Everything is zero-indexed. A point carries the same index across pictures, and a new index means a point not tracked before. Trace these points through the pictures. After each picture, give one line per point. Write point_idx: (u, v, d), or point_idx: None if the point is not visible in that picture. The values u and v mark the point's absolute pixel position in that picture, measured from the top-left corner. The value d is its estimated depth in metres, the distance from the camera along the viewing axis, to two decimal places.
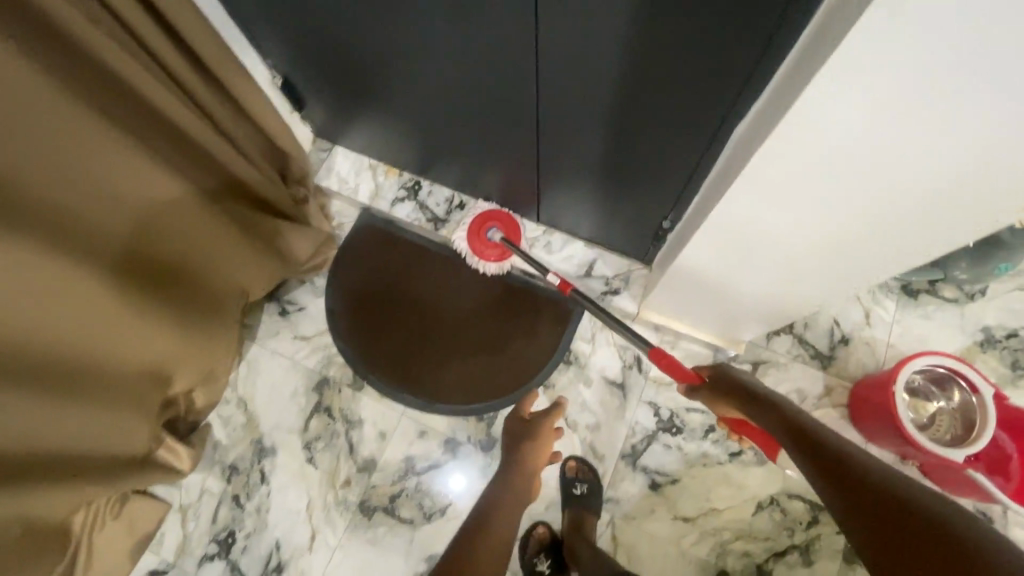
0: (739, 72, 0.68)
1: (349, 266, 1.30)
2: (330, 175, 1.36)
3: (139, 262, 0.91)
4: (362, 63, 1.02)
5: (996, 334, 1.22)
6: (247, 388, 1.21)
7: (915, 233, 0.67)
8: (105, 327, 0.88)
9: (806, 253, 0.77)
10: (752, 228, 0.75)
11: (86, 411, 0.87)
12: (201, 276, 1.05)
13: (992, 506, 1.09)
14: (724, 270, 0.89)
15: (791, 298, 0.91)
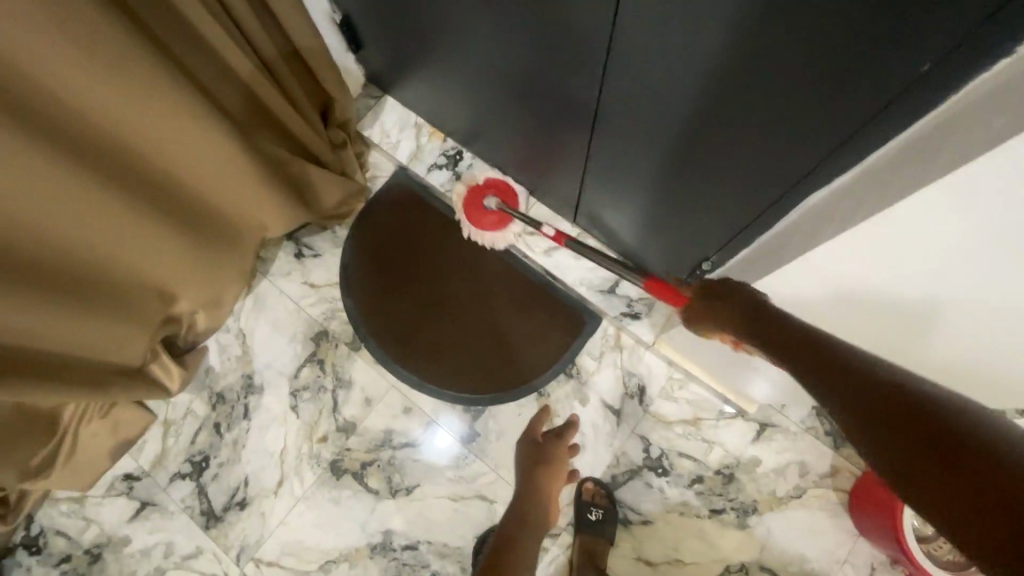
0: (822, 140, 0.57)
1: (374, 222, 1.26)
2: (373, 126, 1.31)
3: (161, 186, 0.90)
4: (419, 16, 0.93)
5: None
6: (249, 323, 1.23)
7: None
8: (117, 243, 0.89)
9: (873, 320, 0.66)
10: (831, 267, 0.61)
11: (85, 321, 0.90)
12: (222, 209, 1.04)
13: None
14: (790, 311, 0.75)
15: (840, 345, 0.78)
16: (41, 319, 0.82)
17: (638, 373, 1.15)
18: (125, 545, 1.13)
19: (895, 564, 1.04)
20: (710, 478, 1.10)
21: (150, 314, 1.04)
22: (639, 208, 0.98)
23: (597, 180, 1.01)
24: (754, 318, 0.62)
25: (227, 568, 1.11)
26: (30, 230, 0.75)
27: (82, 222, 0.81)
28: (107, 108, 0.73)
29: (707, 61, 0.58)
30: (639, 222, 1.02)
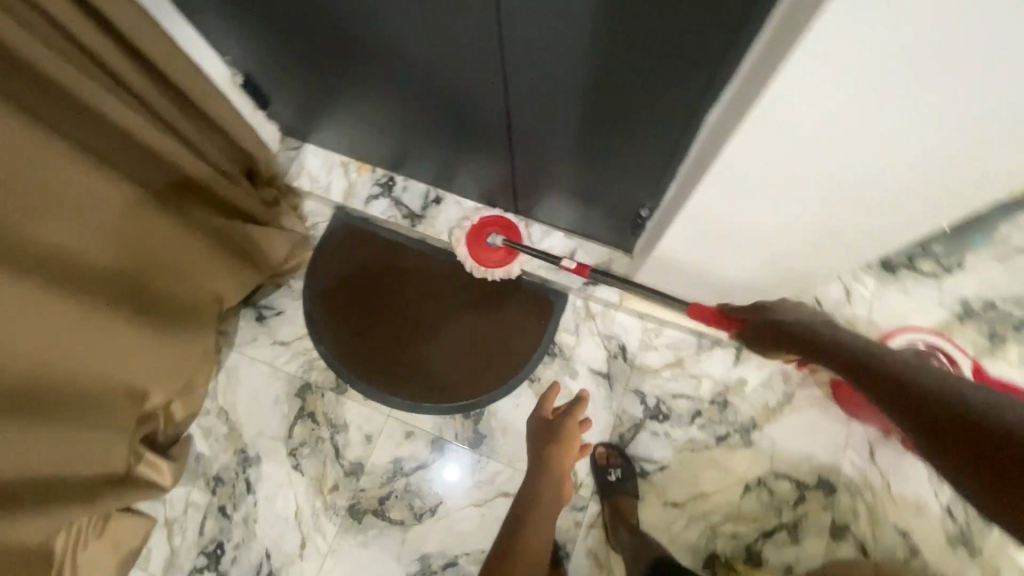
0: (702, 59, 0.65)
1: (326, 269, 1.28)
2: (300, 175, 1.32)
3: (119, 283, 0.91)
4: (319, 55, 0.98)
5: (974, 306, 1.22)
6: (229, 398, 1.21)
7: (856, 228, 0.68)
8: (90, 348, 0.89)
9: (751, 242, 0.76)
10: (721, 209, 0.71)
11: (70, 434, 0.88)
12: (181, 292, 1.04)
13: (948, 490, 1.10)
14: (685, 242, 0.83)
15: (771, 274, 0.86)
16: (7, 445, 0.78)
17: (615, 334, 1.21)
18: None
19: (889, 434, 1.12)
20: (707, 409, 1.16)
21: (129, 415, 1.01)
22: (568, 180, 1.04)
23: (525, 165, 1.07)
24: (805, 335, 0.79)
25: None
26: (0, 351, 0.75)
27: (51, 335, 0.81)
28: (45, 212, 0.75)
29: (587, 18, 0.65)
30: (573, 194, 1.08)
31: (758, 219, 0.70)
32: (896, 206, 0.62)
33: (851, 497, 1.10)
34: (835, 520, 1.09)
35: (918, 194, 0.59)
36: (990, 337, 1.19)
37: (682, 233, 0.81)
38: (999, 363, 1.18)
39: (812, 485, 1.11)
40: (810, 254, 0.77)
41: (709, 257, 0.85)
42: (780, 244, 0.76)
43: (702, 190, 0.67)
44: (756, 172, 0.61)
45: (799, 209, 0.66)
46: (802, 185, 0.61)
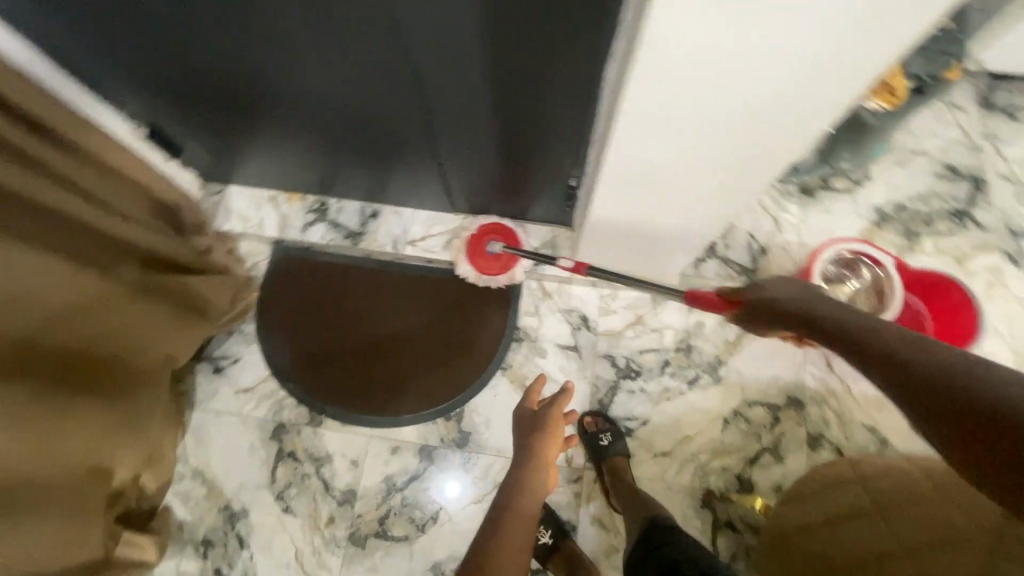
0: (587, 29, 0.68)
1: (277, 307, 1.25)
2: (230, 218, 1.30)
3: (54, 361, 0.87)
4: (221, 91, 0.97)
5: (888, 211, 1.33)
6: (201, 458, 1.17)
7: (746, 170, 0.76)
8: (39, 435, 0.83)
9: (665, 193, 0.83)
10: (636, 162, 0.75)
11: (38, 526, 0.83)
12: (126, 359, 1.00)
13: None
14: (608, 205, 0.89)
15: (701, 216, 0.90)
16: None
17: (574, 307, 1.24)
18: None
19: None
20: (674, 357, 1.21)
21: (97, 498, 0.96)
22: (495, 167, 1.07)
23: (451, 161, 1.08)
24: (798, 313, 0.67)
25: None
26: None
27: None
28: None
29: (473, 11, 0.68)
30: (504, 181, 1.11)
31: (672, 164, 0.75)
32: (790, 129, 0.67)
33: (819, 407, 1.17)
34: (809, 432, 1.16)
35: (806, 115, 0.64)
36: (907, 235, 1.30)
37: (609, 193, 0.85)
38: (919, 257, 1.29)
39: (783, 405, 1.17)
40: (730, 191, 0.82)
41: (639, 211, 0.89)
42: (700, 185, 0.80)
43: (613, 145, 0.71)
44: (656, 118, 0.65)
45: (694, 157, 0.73)
46: (697, 129, 0.67)
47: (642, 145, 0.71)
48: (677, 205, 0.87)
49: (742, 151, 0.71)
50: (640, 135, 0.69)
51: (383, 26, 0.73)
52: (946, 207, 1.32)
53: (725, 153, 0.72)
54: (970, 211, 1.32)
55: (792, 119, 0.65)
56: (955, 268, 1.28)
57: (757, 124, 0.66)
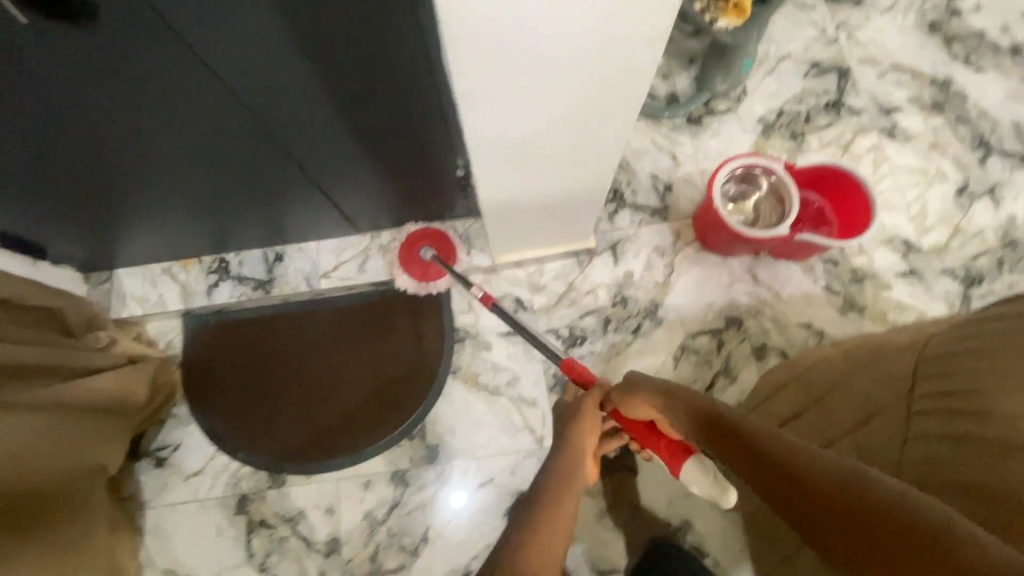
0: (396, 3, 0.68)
1: (204, 378, 1.19)
2: (126, 303, 1.21)
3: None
4: (61, 166, 0.90)
5: (771, 119, 1.38)
6: (169, 556, 1.10)
7: (608, 116, 0.76)
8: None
9: (543, 153, 0.83)
10: (498, 125, 0.75)
11: None
12: (60, 482, 0.93)
13: (824, 273, 1.25)
14: (494, 181, 0.88)
15: (588, 172, 0.90)
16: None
17: (505, 292, 1.24)
18: None
19: (759, 254, 1.26)
20: (612, 313, 1.23)
21: None
22: (382, 179, 1.04)
23: (336, 184, 1.05)
24: (675, 390, 0.71)
25: None
26: None
27: None
28: None
29: (282, 10, 0.66)
30: (396, 190, 1.09)
31: (532, 121, 0.75)
32: (629, 63, 0.67)
33: (756, 320, 1.22)
34: (753, 345, 1.20)
35: (637, 45, 0.65)
36: (794, 137, 1.36)
37: (488, 165, 0.84)
38: (810, 154, 1.35)
39: (723, 327, 1.22)
40: (604, 140, 0.82)
41: (527, 176, 0.89)
42: (572, 138, 0.80)
43: (466, 111, 0.71)
44: (494, 73, 0.65)
45: (551, 109, 0.73)
46: (540, 76, 0.67)
47: (494, 105, 0.71)
48: (560, 164, 0.86)
49: (594, 93, 0.71)
50: (486, 94, 0.69)
51: (195, 50, 0.70)
52: (821, 102, 1.39)
53: (579, 99, 0.72)
54: (843, 99, 1.39)
55: (626, 51, 0.65)
56: (843, 156, 1.34)
57: (594, 62, 0.66)
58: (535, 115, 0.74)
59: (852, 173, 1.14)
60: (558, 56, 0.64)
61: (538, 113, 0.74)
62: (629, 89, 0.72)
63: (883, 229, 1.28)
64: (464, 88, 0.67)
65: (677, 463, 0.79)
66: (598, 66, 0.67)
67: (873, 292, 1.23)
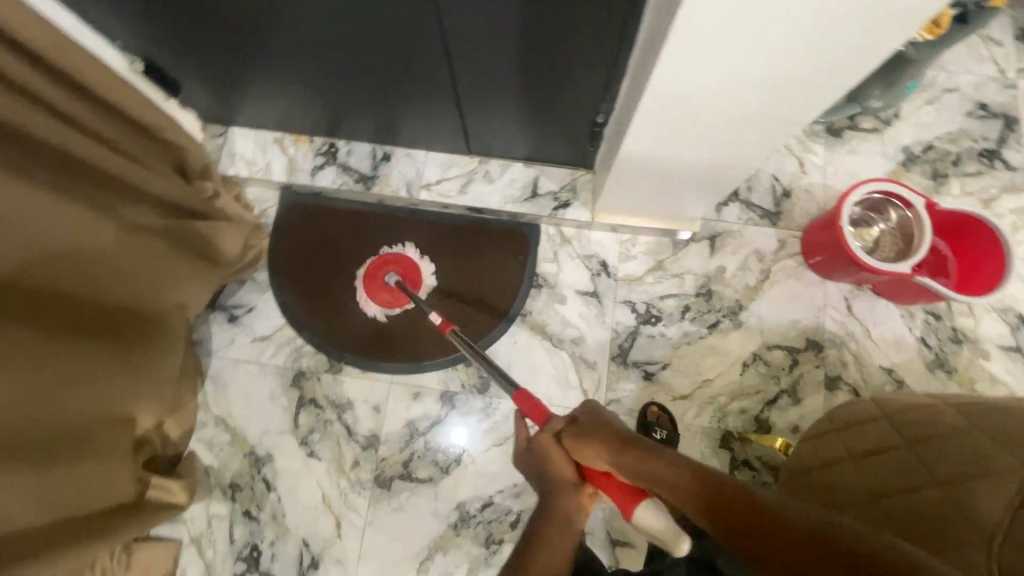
0: None
1: (289, 253, 1.23)
2: (235, 161, 1.24)
3: (83, 310, 0.88)
4: (225, 17, 0.90)
5: (916, 151, 1.29)
6: (222, 405, 1.17)
7: (791, 100, 0.73)
8: (80, 377, 0.86)
9: (709, 124, 0.79)
10: (689, 79, 0.70)
11: (77, 468, 0.85)
12: (147, 309, 1.00)
13: (923, 324, 1.19)
14: (641, 141, 0.86)
15: (741, 149, 0.86)
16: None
17: (593, 253, 1.23)
18: None
19: (861, 285, 1.20)
20: (694, 302, 1.21)
21: (121, 446, 0.95)
22: (518, 107, 1.02)
23: (471, 100, 1.03)
24: (625, 438, 0.70)
25: None
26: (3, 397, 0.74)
27: (42, 373, 0.79)
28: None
29: None
30: (525, 122, 1.07)
31: (715, 89, 0.71)
32: (864, 34, 0.61)
33: (838, 350, 1.18)
34: (829, 374, 1.17)
35: (876, 23, 0.60)
36: (934, 177, 1.27)
37: (646, 119, 0.80)
38: (946, 198, 1.26)
39: (802, 348, 1.18)
40: (778, 123, 0.78)
41: (675, 144, 0.86)
42: (743, 118, 0.78)
43: (658, 70, 0.68)
44: (708, 40, 0.63)
45: (740, 85, 0.70)
46: (748, 56, 0.65)
47: (688, 67, 0.68)
48: (717, 138, 0.83)
49: (808, 66, 0.67)
50: (691, 46, 0.64)
51: None
52: (975, 147, 1.28)
53: (777, 73, 0.68)
54: (1000, 151, 1.28)
55: (874, 24, 0.60)
56: (982, 210, 1.25)
57: (824, 29, 0.61)
58: (721, 89, 0.71)
59: (997, 229, 1.06)
60: (775, 37, 0.62)
61: (722, 89, 0.71)
62: (828, 77, 0.69)
63: (1000, 296, 1.20)
64: (672, 49, 0.65)
65: (633, 502, 0.69)
66: (812, 51, 0.64)
67: (968, 357, 1.17)
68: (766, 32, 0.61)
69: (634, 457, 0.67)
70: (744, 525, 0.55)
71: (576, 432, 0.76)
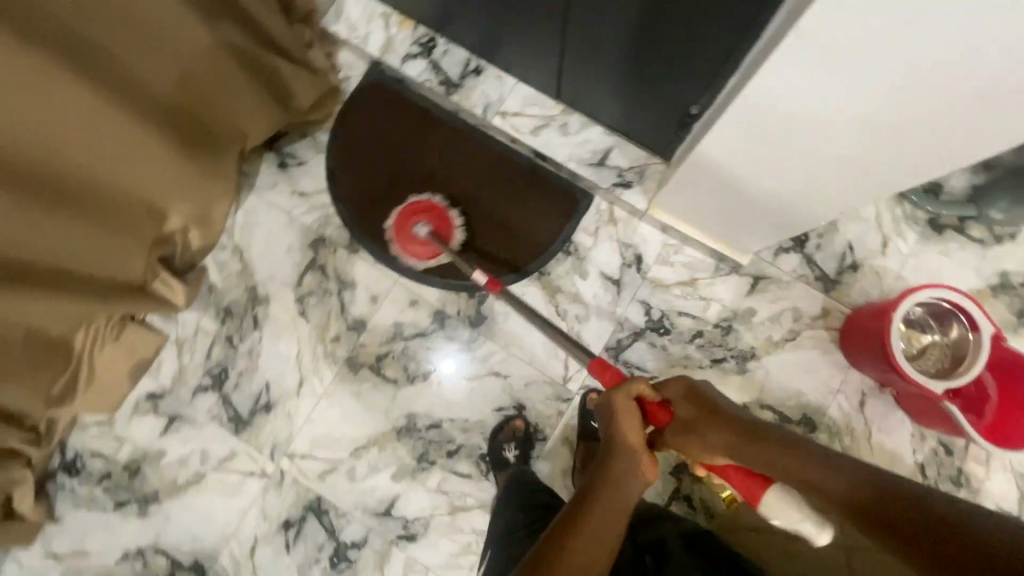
0: None
1: (354, 126, 1.25)
2: (339, 20, 1.24)
3: (165, 104, 0.95)
4: None
5: (1013, 281, 1.16)
6: (244, 238, 1.23)
7: (925, 144, 0.66)
8: (139, 162, 0.94)
9: (816, 156, 0.75)
10: (790, 91, 0.66)
11: (99, 233, 0.93)
12: (213, 123, 1.06)
13: (930, 452, 1.11)
14: (730, 151, 0.83)
15: (849, 187, 0.80)
16: (6, 216, 0.78)
17: (633, 243, 1.19)
18: (161, 457, 1.17)
19: (885, 387, 1.13)
20: (710, 331, 1.16)
21: (144, 232, 1.03)
22: (620, 66, 0.97)
23: (578, 42, 0.98)
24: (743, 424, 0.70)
25: (263, 467, 1.15)
26: (72, 153, 0.83)
27: (108, 149, 0.88)
28: (94, 26, 0.78)
29: None
30: (622, 85, 1.02)
31: (825, 117, 0.68)
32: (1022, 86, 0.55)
33: (829, 438, 1.12)
34: None
35: None
36: (1020, 315, 1.15)
37: (736, 120, 0.76)
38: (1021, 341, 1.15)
39: (794, 420, 1.13)
40: (903, 167, 0.72)
41: (772, 168, 0.82)
42: (854, 157, 0.73)
43: (763, 84, 0.66)
44: (825, 64, 0.60)
45: (856, 119, 0.66)
46: (871, 90, 0.61)
47: (796, 86, 0.65)
48: (819, 170, 0.78)
49: (931, 116, 0.62)
50: (803, 69, 0.62)
51: None
52: None
53: (904, 114, 0.63)
54: None
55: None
56: None
57: (970, 74, 0.55)
58: (833, 121, 0.68)
59: None
60: (904, 76, 0.58)
61: (833, 118, 0.67)
62: (974, 125, 0.61)
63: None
64: (779, 65, 0.63)
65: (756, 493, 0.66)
66: (955, 98, 0.59)
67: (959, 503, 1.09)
68: (897, 70, 0.57)
69: (758, 447, 0.67)
70: (908, 528, 0.51)
71: (675, 421, 0.75)
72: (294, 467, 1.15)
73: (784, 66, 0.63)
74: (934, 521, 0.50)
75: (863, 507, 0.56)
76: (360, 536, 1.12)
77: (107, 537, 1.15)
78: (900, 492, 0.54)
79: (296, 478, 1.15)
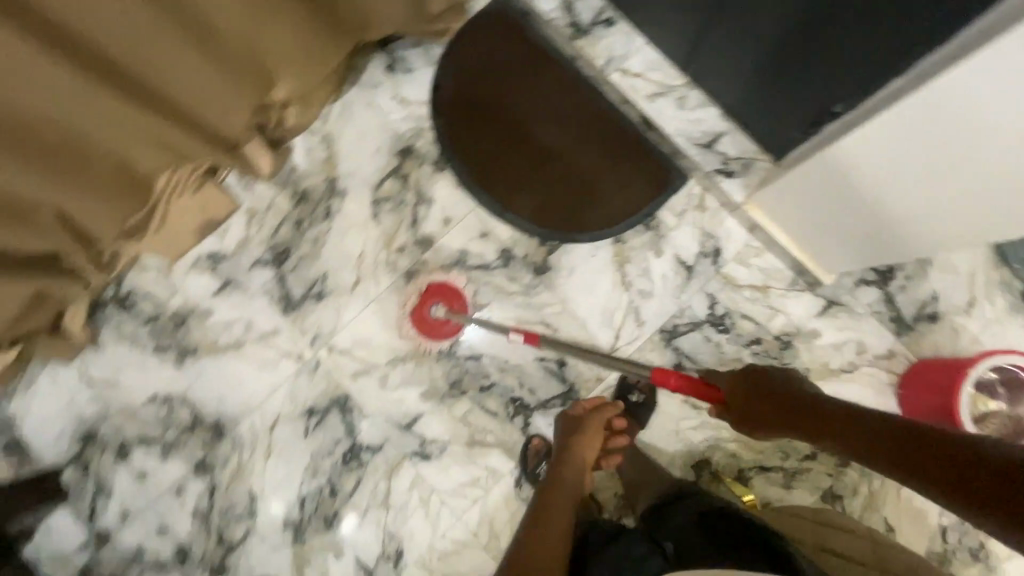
0: None
1: (470, 46, 1.22)
2: None
3: None
4: None
5: None
6: (336, 128, 1.22)
7: None
8: (263, 22, 0.92)
9: (955, 186, 0.76)
10: (947, 120, 0.68)
11: (211, 79, 0.93)
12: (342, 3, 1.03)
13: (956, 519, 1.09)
14: (863, 168, 0.82)
15: (984, 219, 0.79)
16: (137, 40, 0.78)
17: (716, 235, 1.16)
18: (208, 316, 1.19)
19: None
20: (768, 341, 1.14)
21: (250, 92, 1.02)
22: (769, 50, 0.92)
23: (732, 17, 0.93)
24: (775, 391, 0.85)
25: (301, 352, 1.18)
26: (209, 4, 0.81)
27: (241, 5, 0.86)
28: None
29: None
30: (759, 72, 0.97)
31: (979, 151, 0.69)
32: None
33: (859, 477, 1.10)
34: (833, 487, 1.11)
35: None
36: None
37: (897, 118, 0.72)
38: None
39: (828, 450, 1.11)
40: None
41: (903, 193, 0.82)
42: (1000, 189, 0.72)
43: (923, 109, 0.69)
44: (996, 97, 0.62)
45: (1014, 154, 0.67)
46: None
47: (961, 114, 0.66)
48: (956, 201, 0.78)
49: None
50: (969, 101, 0.64)
51: None
52: None
53: None
54: None
55: None
56: None
57: None
58: (986, 155, 0.69)
59: None
60: None
61: (987, 152, 0.68)
62: None
63: None
64: (951, 90, 0.65)
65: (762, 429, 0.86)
66: None
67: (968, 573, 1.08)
68: None
69: (778, 401, 0.84)
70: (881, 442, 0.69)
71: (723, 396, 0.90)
72: (331, 359, 1.17)
73: (954, 92, 0.65)
74: (942, 441, 0.63)
75: (860, 443, 0.72)
76: (377, 441, 1.15)
77: (140, 376, 1.19)
78: (910, 426, 0.68)
79: (330, 370, 1.17)
